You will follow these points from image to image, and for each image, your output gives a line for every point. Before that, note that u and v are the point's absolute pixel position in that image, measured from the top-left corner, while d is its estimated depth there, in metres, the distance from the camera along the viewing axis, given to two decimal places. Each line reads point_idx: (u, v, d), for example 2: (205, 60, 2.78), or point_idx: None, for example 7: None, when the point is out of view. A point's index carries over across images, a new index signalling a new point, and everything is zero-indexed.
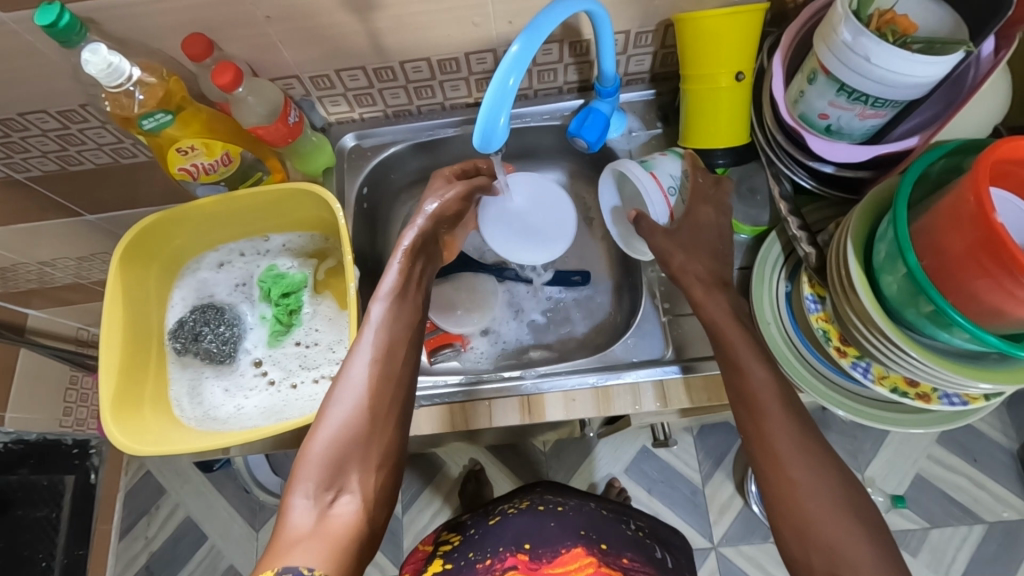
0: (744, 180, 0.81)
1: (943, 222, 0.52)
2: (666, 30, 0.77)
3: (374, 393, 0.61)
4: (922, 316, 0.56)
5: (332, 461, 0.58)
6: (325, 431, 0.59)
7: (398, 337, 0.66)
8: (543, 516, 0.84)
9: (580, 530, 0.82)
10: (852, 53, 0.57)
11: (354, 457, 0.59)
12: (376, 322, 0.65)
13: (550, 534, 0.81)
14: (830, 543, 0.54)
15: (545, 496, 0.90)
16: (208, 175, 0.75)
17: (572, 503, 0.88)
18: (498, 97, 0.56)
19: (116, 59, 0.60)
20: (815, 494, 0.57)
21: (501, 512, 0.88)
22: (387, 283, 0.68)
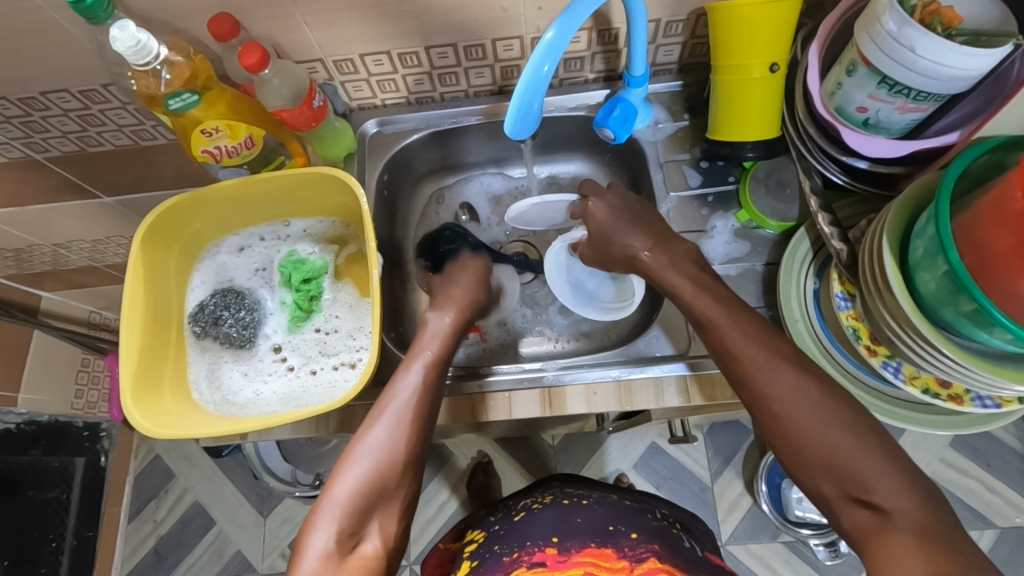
0: (773, 174, 0.79)
1: (988, 217, 0.51)
2: (697, 19, 0.75)
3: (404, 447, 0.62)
4: (961, 316, 0.55)
5: (355, 509, 0.59)
6: (351, 481, 0.60)
7: (431, 401, 0.66)
8: (569, 511, 0.84)
9: (609, 526, 0.80)
10: (895, 43, 0.55)
11: (377, 506, 0.60)
12: (415, 384, 0.66)
13: (577, 528, 0.80)
14: (843, 473, 0.54)
15: (566, 490, 0.91)
16: (230, 158, 0.74)
17: (596, 496, 0.89)
18: (530, 84, 0.55)
19: (143, 36, 0.59)
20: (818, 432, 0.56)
21: (525, 508, 0.88)
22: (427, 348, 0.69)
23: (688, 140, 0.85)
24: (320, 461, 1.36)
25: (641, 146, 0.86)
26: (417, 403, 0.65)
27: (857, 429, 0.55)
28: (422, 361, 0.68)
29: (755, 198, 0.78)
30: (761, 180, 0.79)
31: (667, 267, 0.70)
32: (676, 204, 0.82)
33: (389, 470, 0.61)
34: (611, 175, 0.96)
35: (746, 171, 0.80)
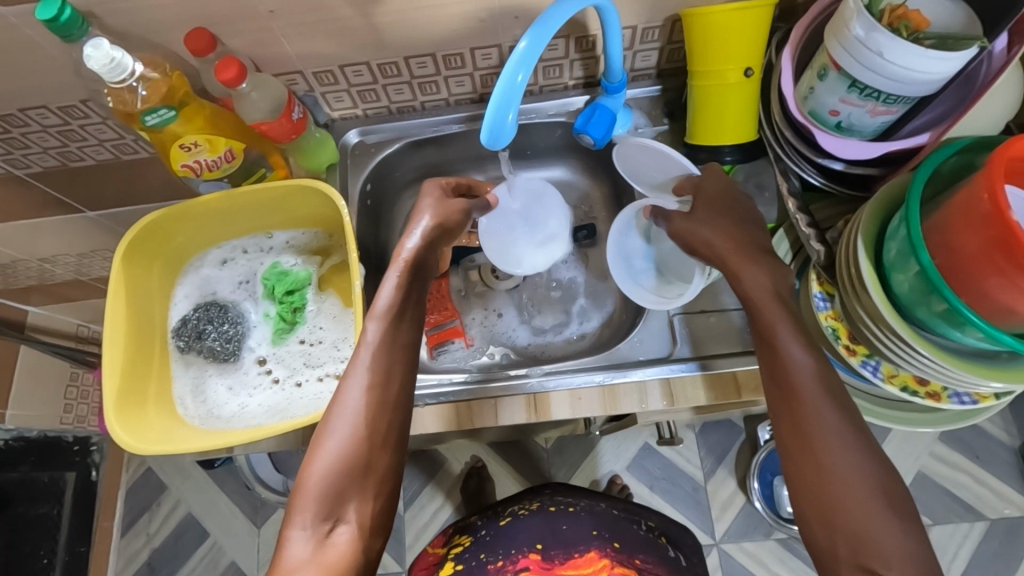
0: (752, 177, 0.80)
1: (957, 220, 0.52)
2: (673, 25, 0.76)
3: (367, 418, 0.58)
4: (934, 315, 0.56)
5: (329, 490, 0.56)
6: (321, 459, 0.57)
7: (395, 360, 0.62)
8: (556, 519, 0.85)
9: (592, 532, 0.82)
10: (864, 48, 0.56)
11: (351, 484, 0.56)
12: (372, 343, 0.62)
13: (563, 536, 0.82)
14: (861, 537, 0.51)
15: (556, 498, 0.90)
16: (211, 172, 0.74)
17: (583, 503, 0.88)
18: (505, 95, 0.55)
19: (117, 54, 0.59)
20: (850, 485, 0.53)
21: (511, 514, 0.87)
22: (383, 299, 0.65)
23: (668, 144, 0.85)
24: None
25: None
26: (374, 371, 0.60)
27: (890, 494, 0.53)
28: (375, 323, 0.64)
29: None
30: (740, 184, 0.79)
31: (737, 262, 0.65)
32: None
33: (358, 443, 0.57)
34: (594, 179, 0.97)
35: (725, 174, 0.80)
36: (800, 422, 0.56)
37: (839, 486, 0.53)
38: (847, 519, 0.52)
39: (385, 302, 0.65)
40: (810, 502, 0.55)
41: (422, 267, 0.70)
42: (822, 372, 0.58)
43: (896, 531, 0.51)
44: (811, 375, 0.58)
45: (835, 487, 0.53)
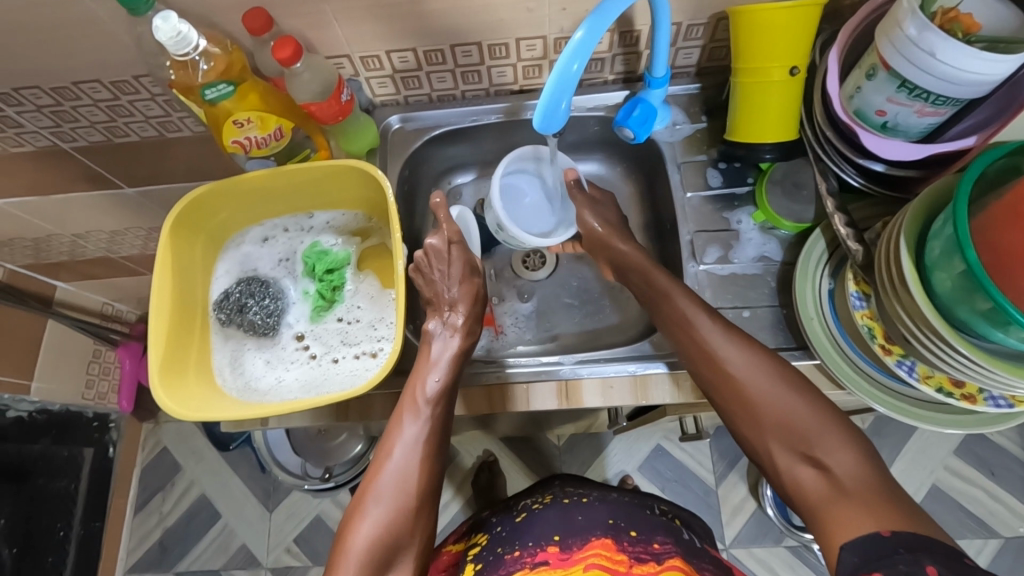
0: (789, 175, 0.80)
1: (1002, 220, 0.53)
2: (718, 22, 0.77)
3: (415, 496, 0.65)
4: (977, 314, 0.56)
5: (374, 557, 0.62)
6: (369, 526, 0.63)
7: (439, 437, 0.69)
8: (571, 511, 0.84)
9: (608, 521, 0.81)
10: (915, 48, 0.57)
11: (394, 553, 0.63)
12: (426, 420, 0.68)
13: (578, 525, 0.80)
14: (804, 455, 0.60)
15: (567, 489, 0.92)
16: (259, 149, 0.75)
17: (596, 495, 0.89)
18: (560, 82, 0.56)
19: (184, 27, 0.60)
20: (794, 407, 0.62)
21: (526, 509, 0.88)
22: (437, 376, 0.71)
23: (705, 141, 0.86)
24: (330, 456, 1.37)
25: (659, 147, 0.87)
26: (425, 450, 0.68)
27: (833, 413, 0.61)
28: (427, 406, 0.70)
29: (771, 198, 0.79)
30: (778, 182, 0.80)
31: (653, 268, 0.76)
32: (695, 203, 0.83)
33: (404, 518, 0.64)
34: (626, 176, 0.98)
35: (763, 172, 0.81)
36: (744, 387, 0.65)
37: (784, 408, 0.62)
38: (801, 433, 0.60)
39: (436, 384, 0.71)
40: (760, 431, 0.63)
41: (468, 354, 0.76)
42: (730, 330, 0.67)
43: (838, 440, 0.59)
44: (715, 330, 0.67)
45: (773, 411, 0.62)
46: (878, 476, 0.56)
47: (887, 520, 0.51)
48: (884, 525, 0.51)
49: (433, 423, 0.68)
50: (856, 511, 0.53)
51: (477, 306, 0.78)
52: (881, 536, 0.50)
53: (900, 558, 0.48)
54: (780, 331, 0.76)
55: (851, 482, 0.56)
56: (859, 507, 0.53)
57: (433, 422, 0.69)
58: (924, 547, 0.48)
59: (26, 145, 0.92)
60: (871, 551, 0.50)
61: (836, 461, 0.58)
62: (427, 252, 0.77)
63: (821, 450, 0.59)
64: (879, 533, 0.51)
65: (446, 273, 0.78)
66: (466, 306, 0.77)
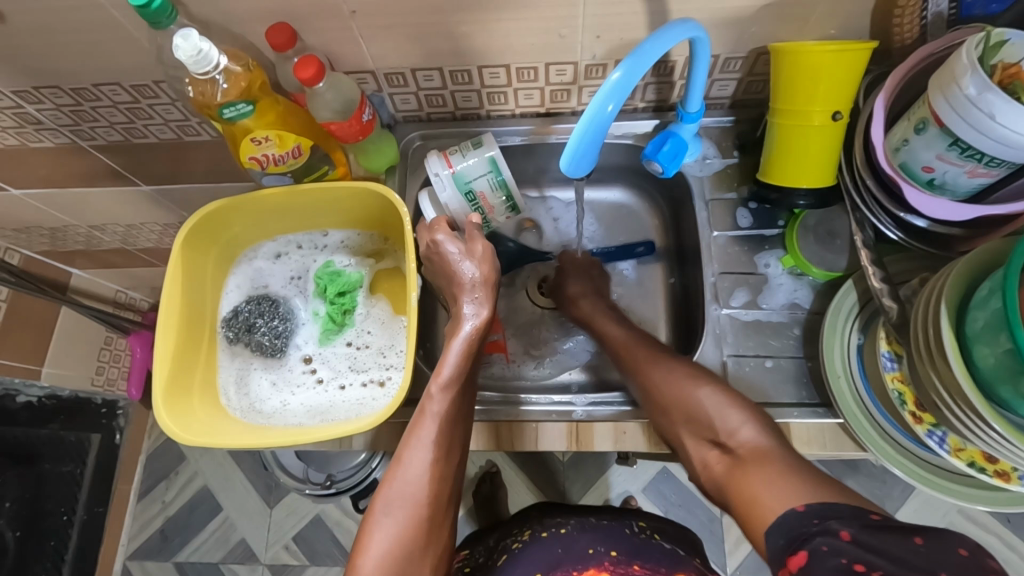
0: (823, 222, 0.77)
1: None
2: (758, 57, 0.73)
3: (427, 502, 0.62)
4: (1020, 396, 0.53)
5: (388, 570, 0.61)
6: (382, 537, 0.61)
7: (454, 432, 0.64)
8: (550, 543, 0.81)
9: (588, 550, 0.79)
10: (974, 108, 0.53)
11: (409, 561, 0.62)
12: (437, 417, 0.63)
13: (560, 562, 0.78)
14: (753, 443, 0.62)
15: (544, 518, 0.86)
16: (275, 167, 0.73)
17: (574, 520, 0.85)
18: (593, 124, 0.53)
19: (205, 45, 0.58)
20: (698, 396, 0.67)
21: (505, 547, 0.84)
22: (448, 367, 0.63)
23: (737, 178, 0.83)
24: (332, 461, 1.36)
25: (687, 180, 0.84)
26: (436, 453, 0.62)
27: (739, 396, 0.66)
28: (437, 398, 0.63)
29: (802, 245, 0.76)
30: (811, 228, 0.77)
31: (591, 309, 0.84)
32: (722, 242, 0.80)
33: (417, 525, 0.62)
34: (649, 205, 0.95)
35: (794, 217, 0.78)
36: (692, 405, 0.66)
37: (698, 397, 0.66)
38: (701, 421, 0.66)
39: (445, 377, 0.63)
40: (668, 420, 0.68)
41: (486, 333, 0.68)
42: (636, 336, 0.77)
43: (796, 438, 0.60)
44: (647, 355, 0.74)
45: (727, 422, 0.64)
46: (775, 448, 0.61)
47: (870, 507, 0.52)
48: (799, 500, 0.54)
49: (444, 420, 0.62)
50: (766, 476, 0.58)
51: (489, 285, 0.69)
52: (796, 511, 0.53)
53: (817, 532, 0.51)
54: (804, 386, 0.73)
55: (748, 455, 0.62)
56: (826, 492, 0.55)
57: (442, 418, 0.63)
58: (834, 514, 0.51)
59: (45, 141, 0.92)
60: (793, 531, 0.52)
61: (737, 440, 0.63)
62: (432, 244, 0.70)
63: (722, 432, 0.64)
64: (794, 508, 0.54)
65: (446, 271, 0.70)
66: (476, 274, 0.68)
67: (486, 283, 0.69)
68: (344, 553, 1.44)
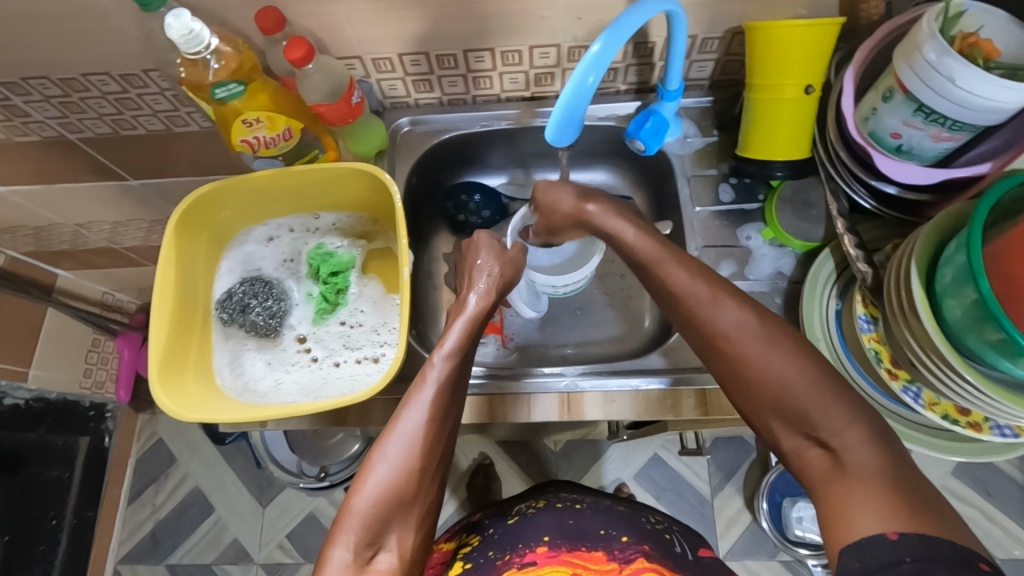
0: (799, 194, 0.79)
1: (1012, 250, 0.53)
2: (733, 37, 0.76)
3: (421, 458, 0.62)
4: (986, 345, 0.55)
5: (374, 520, 0.60)
6: (372, 488, 0.61)
7: (453, 399, 0.65)
8: (563, 514, 0.83)
9: (599, 530, 0.79)
10: (934, 72, 0.56)
11: (395, 516, 0.61)
12: (436, 382, 0.65)
13: (570, 529, 0.79)
14: (791, 412, 0.58)
15: (561, 495, 0.89)
16: (267, 149, 0.75)
17: (590, 500, 0.87)
18: (575, 95, 0.55)
19: (197, 26, 0.60)
20: (795, 382, 0.58)
21: (519, 512, 0.85)
22: (451, 338, 0.68)
23: (717, 156, 0.85)
24: (326, 455, 1.36)
25: (669, 159, 0.87)
26: (435, 413, 0.64)
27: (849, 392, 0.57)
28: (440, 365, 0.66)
29: (781, 216, 0.78)
30: (787, 200, 0.79)
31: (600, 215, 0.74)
32: (703, 218, 0.83)
33: (407, 480, 0.61)
34: (634, 188, 0.97)
35: (772, 190, 0.80)
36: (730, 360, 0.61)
37: (783, 384, 0.58)
38: (801, 413, 0.57)
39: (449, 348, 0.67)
40: (756, 407, 0.60)
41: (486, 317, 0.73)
42: (724, 295, 0.62)
43: (845, 418, 0.56)
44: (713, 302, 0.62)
45: (767, 383, 0.59)
46: (880, 455, 0.54)
47: (893, 518, 0.50)
48: (890, 526, 0.50)
49: (444, 383, 0.64)
50: (864, 499, 0.52)
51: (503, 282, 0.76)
52: (887, 539, 0.49)
53: (906, 562, 0.48)
54: None
55: (856, 467, 0.54)
56: (861, 490, 0.52)
57: (443, 381, 0.65)
58: (935, 556, 0.47)
59: (32, 134, 0.92)
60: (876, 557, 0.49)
61: (840, 443, 0.55)
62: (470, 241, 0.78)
63: (824, 430, 0.56)
64: (885, 535, 0.50)
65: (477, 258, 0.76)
66: (490, 270, 0.75)
67: (502, 269, 0.75)
68: None
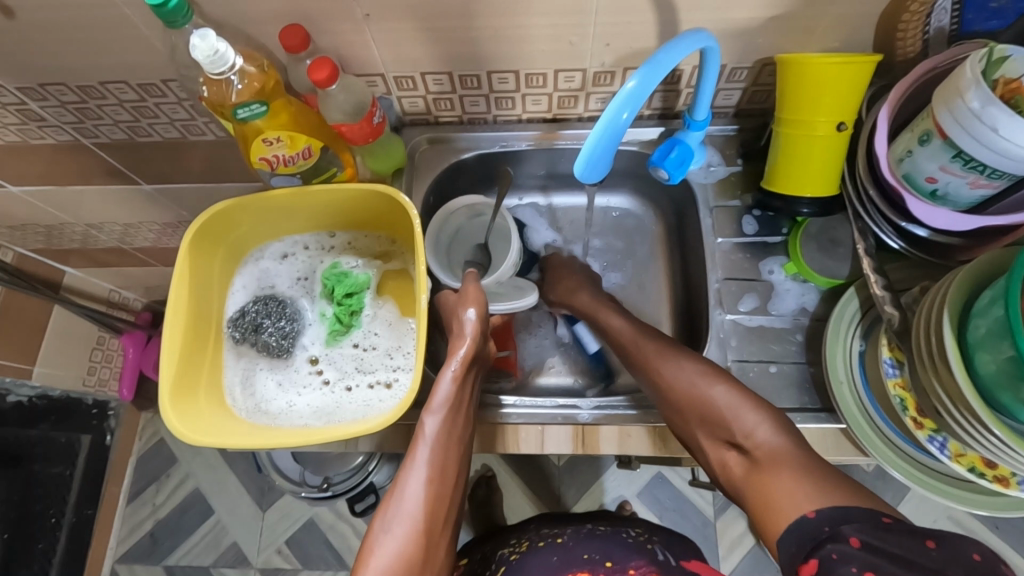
0: (825, 231, 0.79)
1: None
2: (764, 67, 0.75)
3: (426, 520, 0.62)
4: (1021, 402, 0.54)
5: None
6: (381, 558, 0.60)
7: (449, 455, 0.65)
8: (545, 551, 0.81)
9: (583, 555, 0.78)
10: (978, 121, 0.55)
11: None
12: (430, 441, 0.64)
13: (554, 563, 0.78)
14: (714, 422, 0.65)
15: (541, 531, 0.87)
16: (286, 167, 0.73)
17: (570, 530, 0.86)
18: (607, 131, 0.54)
19: (222, 46, 0.59)
20: (714, 395, 0.65)
21: (503, 560, 0.82)
22: (441, 393, 0.64)
23: (740, 186, 0.84)
24: (329, 464, 1.35)
25: (692, 187, 0.85)
26: (434, 473, 0.64)
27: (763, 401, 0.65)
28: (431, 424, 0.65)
29: (805, 252, 0.77)
30: (813, 236, 0.78)
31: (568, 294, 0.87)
32: (725, 249, 0.81)
33: (414, 544, 0.61)
34: (653, 212, 0.96)
35: (797, 225, 0.79)
36: (659, 381, 0.70)
37: (712, 395, 0.65)
38: (719, 420, 0.64)
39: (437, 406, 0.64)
40: (682, 417, 0.67)
41: (477, 361, 0.70)
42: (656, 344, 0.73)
43: (754, 420, 0.63)
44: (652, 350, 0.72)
45: (692, 398, 0.66)
46: (795, 453, 0.60)
47: (810, 498, 0.55)
48: (809, 506, 0.55)
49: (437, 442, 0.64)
50: (787, 482, 0.57)
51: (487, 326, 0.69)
52: (807, 517, 0.54)
53: (829, 538, 0.52)
54: (808, 392, 0.74)
55: (769, 456, 0.61)
56: (787, 480, 0.58)
57: (436, 440, 0.64)
58: (847, 519, 0.52)
59: (47, 138, 0.91)
60: (804, 533, 0.54)
61: (754, 442, 0.62)
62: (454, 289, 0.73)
63: (741, 433, 0.63)
64: (805, 515, 0.54)
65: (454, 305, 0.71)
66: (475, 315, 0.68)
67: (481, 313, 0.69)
68: (338, 557, 1.43)
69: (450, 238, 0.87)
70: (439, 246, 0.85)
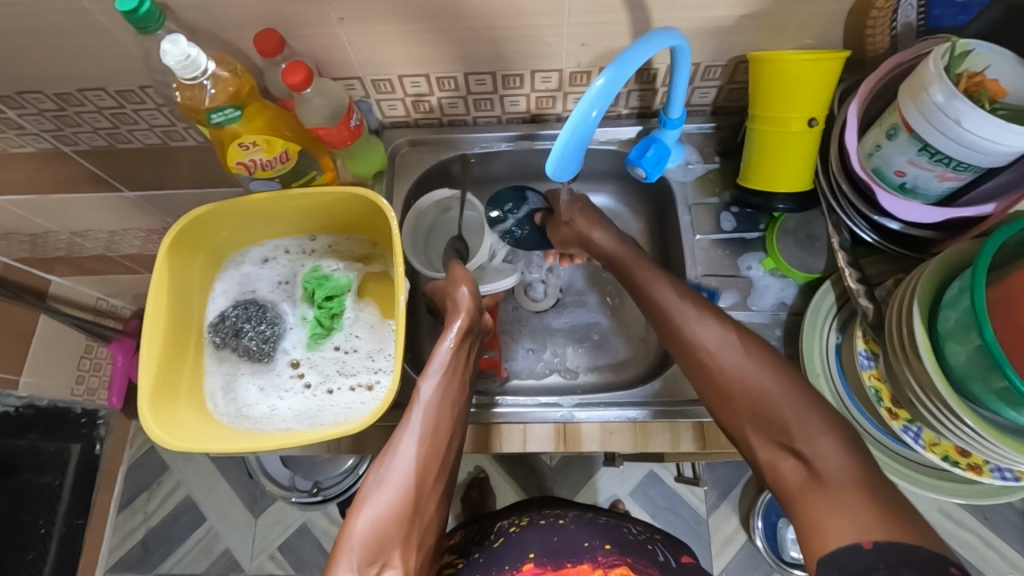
0: (802, 226, 0.79)
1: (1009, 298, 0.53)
2: (737, 65, 0.76)
3: (417, 480, 0.63)
4: (990, 392, 0.55)
5: (375, 541, 0.61)
6: (371, 509, 0.62)
7: (444, 419, 0.65)
8: (547, 530, 0.78)
9: (584, 543, 0.76)
10: (942, 114, 0.55)
11: (396, 538, 0.61)
12: (426, 403, 0.65)
13: (554, 547, 0.76)
14: (770, 422, 0.61)
15: (543, 509, 0.83)
16: (263, 171, 0.74)
17: (573, 512, 0.82)
18: (578, 129, 0.54)
19: (194, 50, 0.59)
20: (773, 392, 0.62)
21: (501, 530, 0.80)
22: (437, 358, 0.67)
23: (718, 183, 0.85)
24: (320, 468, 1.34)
25: (671, 185, 0.86)
26: (428, 435, 0.64)
27: (834, 412, 0.61)
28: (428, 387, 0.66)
29: (783, 248, 0.78)
30: (790, 232, 0.79)
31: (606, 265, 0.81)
32: (705, 245, 0.82)
33: (403, 501, 0.62)
34: (635, 210, 0.96)
35: (774, 221, 0.80)
36: (709, 372, 0.66)
37: (770, 395, 0.62)
38: (780, 422, 0.61)
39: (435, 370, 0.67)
40: (734, 415, 0.64)
41: (473, 332, 0.71)
42: (715, 319, 0.68)
43: (819, 427, 0.59)
44: (707, 322, 0.68)
45: (746, 392, 0.63)
46: (860, 473, 0.56)
47: (866, 526, 0.52)
48: (865, 535, 0.51)
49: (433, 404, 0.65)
50: (842, 505, 0.54)
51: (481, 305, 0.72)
52: (860, 549, 0.51)
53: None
54: None
55: (830, 474, 0.56)
56: (836, 502, 0.54)
57: (432, 402, 0.65)
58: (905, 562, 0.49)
59: (28, 146, 0.91)
60: (849, 562, 0.51)
61: (815, 452, 0.58)
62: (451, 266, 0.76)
63: (803, 443, 0.59)
64: (858, 545, 0.51)
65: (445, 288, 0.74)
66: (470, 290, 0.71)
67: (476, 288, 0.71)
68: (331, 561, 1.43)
69: (426, 234, 0.86)
70: (419, 247, 0.85)
